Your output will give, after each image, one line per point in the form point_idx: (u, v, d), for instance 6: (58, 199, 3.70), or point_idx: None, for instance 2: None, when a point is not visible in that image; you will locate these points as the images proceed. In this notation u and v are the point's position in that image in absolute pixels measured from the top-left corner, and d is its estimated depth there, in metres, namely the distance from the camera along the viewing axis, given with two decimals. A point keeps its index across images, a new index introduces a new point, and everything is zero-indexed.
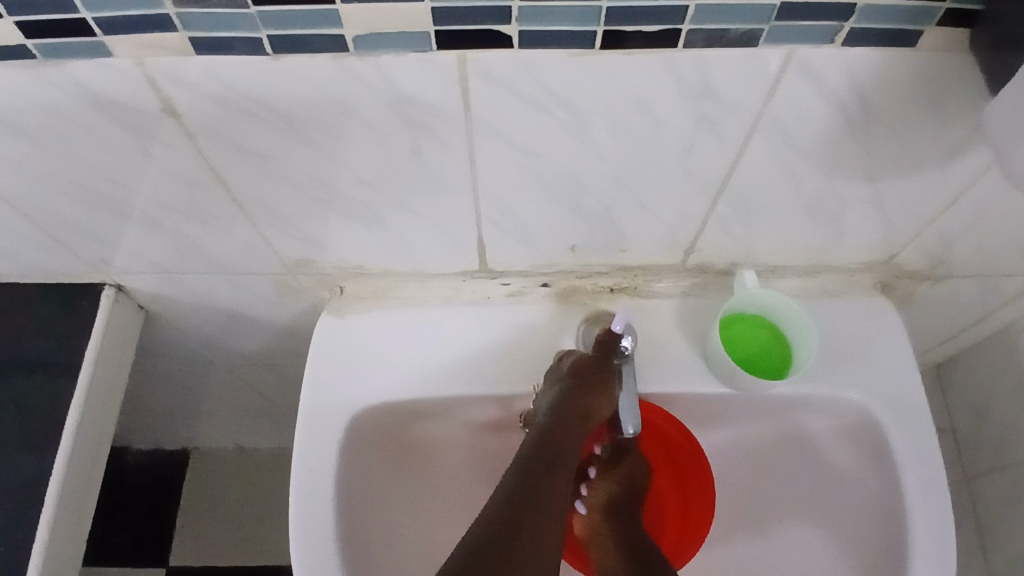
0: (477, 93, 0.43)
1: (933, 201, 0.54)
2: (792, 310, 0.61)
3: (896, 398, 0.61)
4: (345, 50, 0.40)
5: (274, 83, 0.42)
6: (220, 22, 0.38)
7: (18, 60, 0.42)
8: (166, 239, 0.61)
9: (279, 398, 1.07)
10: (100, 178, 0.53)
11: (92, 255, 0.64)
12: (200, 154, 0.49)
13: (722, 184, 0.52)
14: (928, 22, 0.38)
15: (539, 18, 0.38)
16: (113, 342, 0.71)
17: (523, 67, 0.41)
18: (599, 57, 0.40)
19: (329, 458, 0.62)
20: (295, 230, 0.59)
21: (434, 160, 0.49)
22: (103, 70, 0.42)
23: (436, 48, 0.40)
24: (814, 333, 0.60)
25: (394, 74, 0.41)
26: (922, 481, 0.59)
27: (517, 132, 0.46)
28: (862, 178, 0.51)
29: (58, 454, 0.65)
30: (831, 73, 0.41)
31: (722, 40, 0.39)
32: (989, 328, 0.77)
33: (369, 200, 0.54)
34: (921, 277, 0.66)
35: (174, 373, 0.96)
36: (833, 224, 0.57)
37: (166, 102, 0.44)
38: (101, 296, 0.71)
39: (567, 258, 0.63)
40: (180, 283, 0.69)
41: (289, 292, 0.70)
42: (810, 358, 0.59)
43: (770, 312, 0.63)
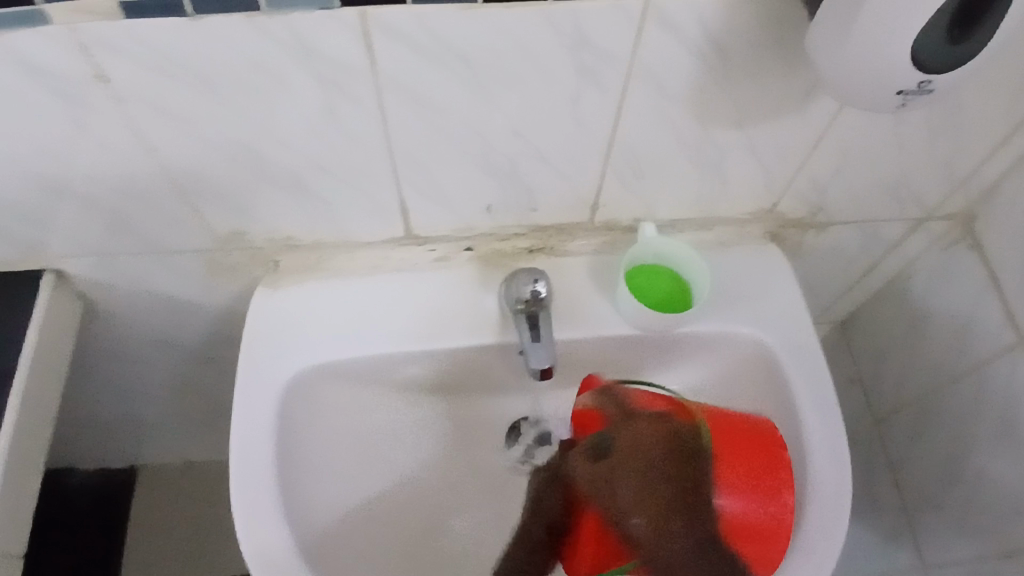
0: (380, 48, 0.48)
1: (800, 145, 0.61)
2: (642, 251, 0.69)
3: (784, 329, 0.68)
4: (257, 10, 0.45)
5: (198, 45, 0.47)
6: None
7: None
8: (102, 217, 0.64)
9: (223, 399, 1.08)
10: (34, 152, 0.55)
11: (29, 238, 0.66)
12: (131, 122, 0.53)
13: (613, 135, 0.58)
14: None
15: None
16: (54, 327, 0.73)
17: (417, 22, 0.46)
18: (483, 11, 0.46)
19: (268, 418, 0.64)
20: (226, 200, 0.62)
21: (350, 119, 0.54)
22: (37, 37, 0.45)
23: (339, 5, 0.45)
24: (660, 244, 0.68)
25: (303, 30, 0.46)
26: (814, 400, 0.65)
27: (421, 87, 0.51)
28: (733, 126, 0.58)
29: (4, 426, 0.66)
30: (685, 21, 0.48)
31: None
32: (877, 279, 0.85)
33: (294, 165, 0.59)
34: (806, 226, 0.73)
35: (116, 377, 0.97)
36: (716, 173, 0.64)
37: (97, 68, 0.48)
38: (40, 283, 0.72)
39: (484, 220, 0.68)
40: (119, 267, 0.72)
41: (225, 271, 0.74)
42: (682, 255, 0.68)
43: (643, 270, 0.69)
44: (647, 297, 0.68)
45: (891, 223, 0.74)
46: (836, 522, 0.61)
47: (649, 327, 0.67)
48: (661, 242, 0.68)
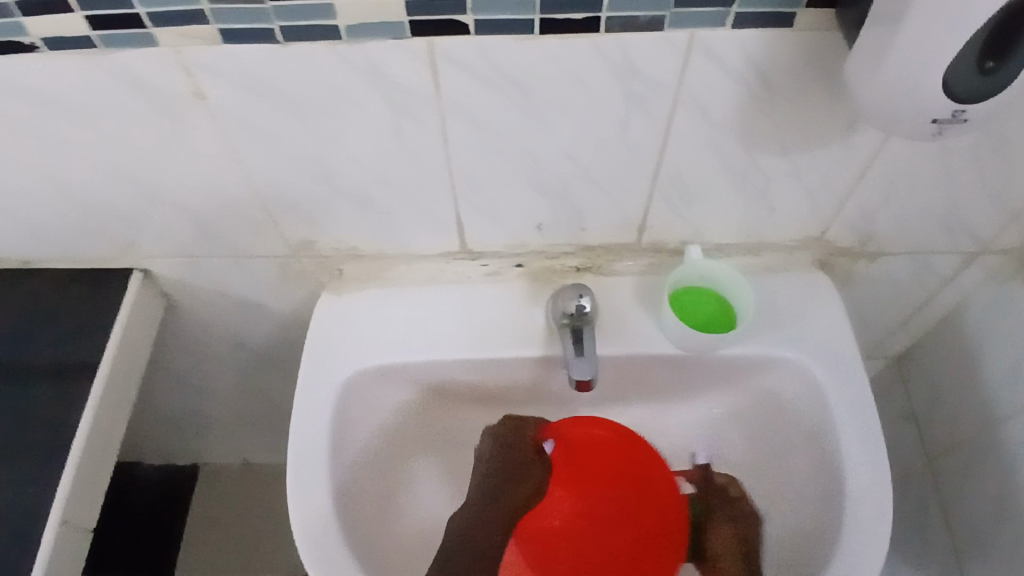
0: (444, 74, 0.52)
1: (846, 173, 0.62)
2: (680, 275, 0.71)
3: (829, 356, 0.68)
4: (337, 39, 0.50)
5: (283, 68, 0.52)
6: (243, 15, 0.48)
7: (81, 48, 0.52)
8: (188, 222, 0.71)
9: (284, 402, 1.14)
10: (136, 160, 0.62)
11: (125, 238, 0.74)
12: (221, 136, 0.59)
13: (659, 159, 0.61)
14: (798, 5, 0.47)
15: (489, 8, 0.48)
16: (138, 320, 0.80)
17: (478, 50, 0.50)
18: (538, 41, 0.50)
19: (324, 416, 0.69)
20: (299, 210, 0.68)
21: (414, 138, 0.59)
22: (148, 58, 0.52)
23: (409, 35, 0.49)
24: (695, 266, 0.70)
25: (376, 57, 0.51)
26: (857, 427, 0.65)
27: (479, 111, 0.56)
28: (778, 152, 0.60)
29: (88, 401, 0.73)
30: (729, 51, 0.50)
31: (636, 26, 0.49)
32: (932, 313, 0.83)
33: (361, 180, 0.64)
34: (856, 255, 0.74)
35: (189, 375, 1.04)
36: (762, 198, 0.65)
37: (196, 87, 0.54)
38: (129, 279, 0.80)
39: (535, 237, 0.71)
40: (200, 268, 0.79)
41: (294, 277, 0.79)
42: (717, 272, 0.70)
43: (685, 293, 0.71)
44: (696, 319, 0.69)
45: (946, 255, 0.73)
46: (877, 552, 0.60)
47: (691, 347, 0.69)
48: (696, 264, 0.70)
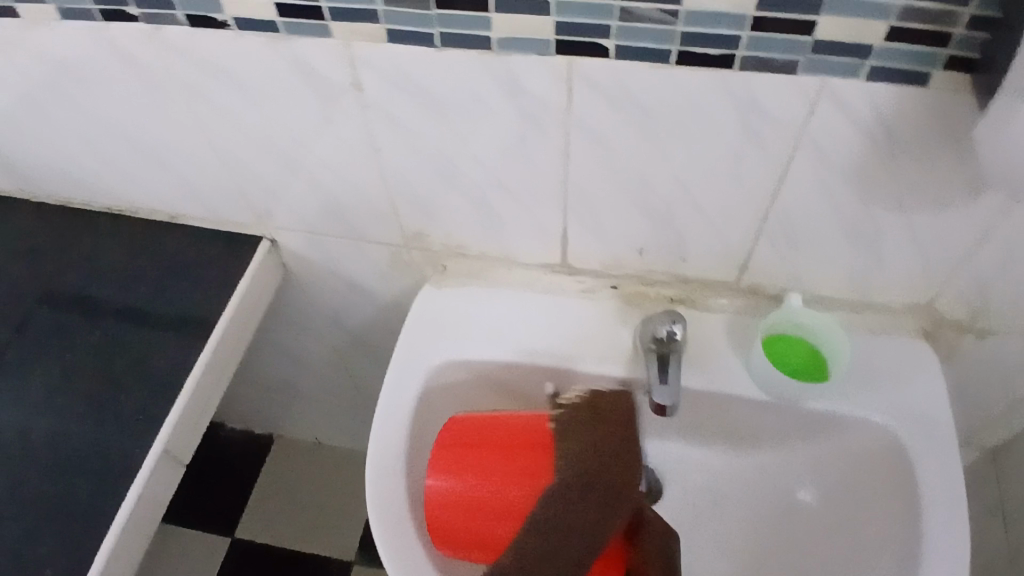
0: (578, 94, 0.56)
1: (964, 240, 0.61)
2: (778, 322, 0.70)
3: (921, 427, 0.66)
4: (488, 49, 0.55)
5: (432, 70, 0.57)
6: (409, 18, 0.54)
7: (266, 33, 0.59)
8: (320, 199, 0.77)
9: (366, 388, 1.20)
10: (289, 137, 0.69)
11: (263, 208, 0.82)
12: (368, 126, 0.65)
13: (772, 201, 0.62)
14: (934, 65, 0.48)
15: (631, 36, 0.51)
16: (259, 284, 0.88)
17: (615, 74, 0.54)
18: (671, 72, 0.53)
19: (409, 401, 0.73)
20: (419, 202, 0.73)
21: (538, 150, 0.62)
22: (321, 48, 0.59)
23: (554, 51, 0.54)
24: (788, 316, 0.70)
25: (519, 70, 0.55)
26: (941, 503, 0.63)
27: (604, 131, 0.59)
28: (895, 209, 0.60)
29: (206, 347, 0.80)
30: (859, 103, 0.52)
31: (769, 67, 0.51)
32: None
33: (481, 182, 0.68)
34: (965, 330, 0.71)
35: (286, 345, 1.12)
36: (873, 254, 0.65)
37: (355, 79, 0.60)
38: (259, 245, 0.88)
39: (635, 261, 0.74)
40: (321, 245, 0.86)
41: (402, 266, 0.85)
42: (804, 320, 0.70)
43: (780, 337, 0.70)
44: (790, 365, 0.68)
45: None
46: None
47: (776, 392, 0.68)
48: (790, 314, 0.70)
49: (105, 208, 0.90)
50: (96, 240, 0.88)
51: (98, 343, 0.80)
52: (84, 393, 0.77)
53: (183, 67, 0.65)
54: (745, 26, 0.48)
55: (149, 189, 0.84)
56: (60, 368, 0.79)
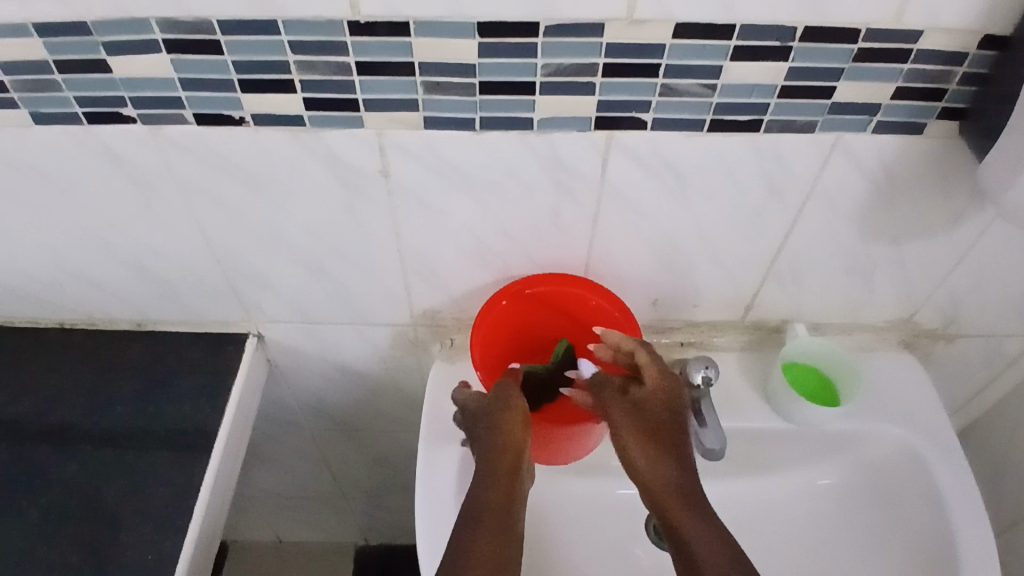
0: (613, 163, 0.59)
1: (942, 261, 0.69)
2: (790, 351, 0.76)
3: (926, 433, 0.74)
4: (529, 128, 0.56)
5: (468, 150, 0.58)
6: (451, 105, 0.55)
7: (289, 126, 0.58)
8: (324, 286, 0.74)
9: (344, 475, 1.13)
10: (299, 227, 0.67)
11: (254, 302, 0.77)
12: (390, 209, 0.64)
13: (781, 243, 0.67)
14: (930, 116, 0.56)
15: (670, 109, 0.55)
16: (250, 384, 0.82)
17: (651, 144, 0.57)
18: (704, 138, 0.57)
19: (450, 486, 0.70)
20: (433, 279, 0.72)
21: (567, 218, 0.64)
22: (351, 138, 0.58)
23: (594, 128, 0.56)
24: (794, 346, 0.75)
25: (558, 144, 0.57)
26: (960, 500, 0.70)
27: (635, 196, 0.62)
28: (886, 240, 0.67)
29: (209, 467, 0.72)
30: (866, 154, 0.58)
31: (791, 128, 0.56)
32: (1000, 394, 0.89)
33: (504, 253, 0.68)
34: (938, 336, 0.80)
35: (259, 444, 1.04)
36: (864, 282, 0.72)
37: (384, 165, 0.60)
38: (245, 343, 0.82)
39: (649, 312, 0.76)
40: (315, 333, 0.82)
41: (404, 345, 0.83)
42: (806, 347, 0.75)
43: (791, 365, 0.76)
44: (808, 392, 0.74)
45: (1017, 338, 0.80)
46: None
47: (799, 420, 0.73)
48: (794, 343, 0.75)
49: (55, 321, 0.82)
50: (54, 360, 0.79)
51: (79, 474, 0.71)
52: (73, 539, 0.68)
53: (184, 166, 0.61)
54: (773, 94, 0.54)
55: (119, 293, 0.77)
56: (38, 513, 0.69)
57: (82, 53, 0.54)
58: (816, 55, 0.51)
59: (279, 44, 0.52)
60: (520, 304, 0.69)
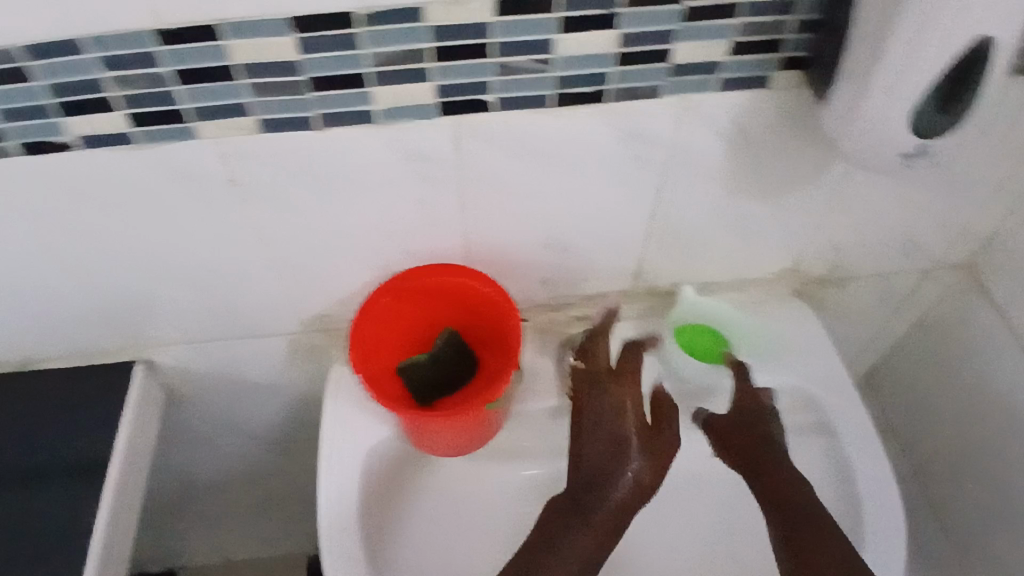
0: (468, 148, 0.58)
1: (818, 209, 0.70)
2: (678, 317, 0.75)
3: (822, 378, 0.75)
4: (372, 121, 0.54)
5: (315, 150, 0.56)
6: (284, 105, 0.52)
7: (119, 144, 0.54)
8: (202, 303, 0.71)
9: (276, 492, 1.10)
10: (158, 246, 0.64)
11: (133, 327, 0.74)
12: (249, 217, 0.61)
13: (656, 209, 0.67)
14: (773, 69, 0.55)
15: (511, 87, 0.53)
16: (145, 411, 0.79)
17: (501, 124, 0.56)
18: (553, 113, 0.56)
19: (348, 495, 0.68)
20: (314, 282, 0.70)
21: (435, 207, 0.63)
22: (188, 150, 0.55)
23: (438, 114, 0.54)
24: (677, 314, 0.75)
25: (406, 134, 0.56)
26: (858, 440, 0.72)
27: (498, 178, 0.61)
28: (757, 195, 0.67)
29: (101, 503, 0.68)
30: (717, 112, 0.58)
31: (638, 95, 0.55)
32: (898, 330, 0.91)
33: (380, 249, 0.67)
34: (827, 283, 0.81)
35: (177, 472, 1.00)
36: (746, 238, 0.73)
37: (230, 173, 0.57)
38: (134, 370, 0.78)
39: (541, 291, 0.76)
40: (207, 352, 0.79)
41: (302, 353, 0.80)
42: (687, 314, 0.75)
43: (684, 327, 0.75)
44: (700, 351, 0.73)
45: (902, 275, 0.82)
46: (894, 552, 0.66)
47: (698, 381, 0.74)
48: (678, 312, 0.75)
49: None
50: None
51: None
52: None
53: (18, 195, 0.57)
54: (612, 63, 0.53)
55: None
56: None
57: None
58: (645, 19, 0.50)
59: (91, 62, 0.49)
60: (401, 297, 0.67)
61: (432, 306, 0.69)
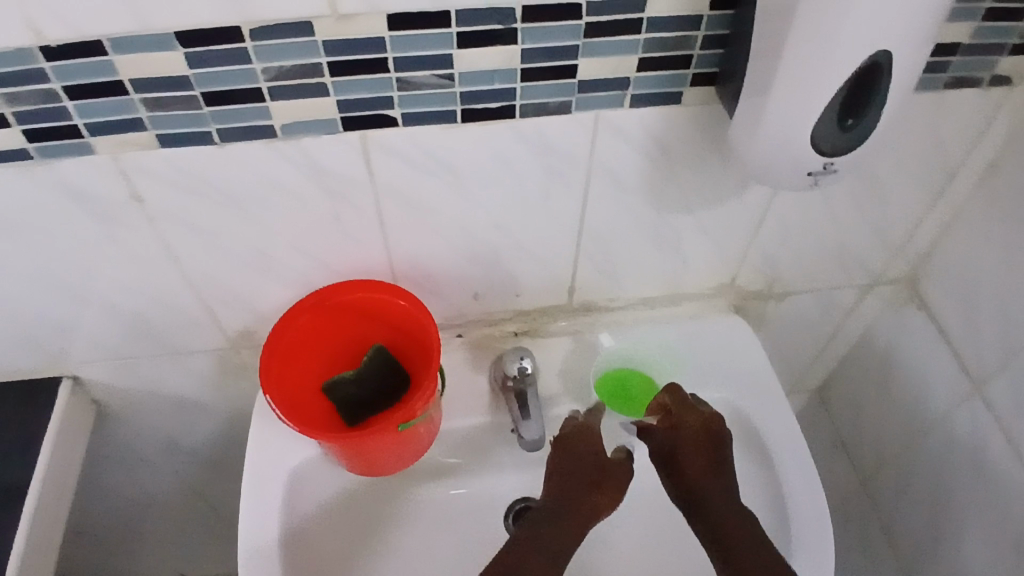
0: (377, 163, 0.57)
1: (746, 223, 0.70)
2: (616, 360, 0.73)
3: (758, 393, 0.74)
4: (274, 136, 0.53)
5: (219, 167, 0.55)
6: (181, 121, 0.51)
7: (14, 161, 0.53)
8: (122, 320, 0.70)
9: (224, 511, 1.08)
10: (69, 264, 0.62)
11: (53, 346, 0.72)
12: (159, 235, 0.60)
13: (582, 224, 0.66)
14: (683, 84, 0.55)
15: (414, 103, 0.52)
16: (71, 430, 0.77)
17: (409, 139, 0.55)
18: (462, 128, 0.55)
19: (270, 516, 0.67)
20: (236, 300, 0.69)
21: (351, 223, 0.62)
22: (86, 166, 0.54)
23: (342, 129, 0.53)
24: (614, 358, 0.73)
25: (311, 149, 0.54)
26: (791, 457, 0.71)
27: (412, 193, 0.60)
28: (684, 209, 0.66)
29: (18, 531, 0.68)
30: (631, 127, 0.57)
31: (547, 110, 0.55)
32: (844, 344, 0.91)
33: (299, 265, 0.65)
34: (767, 297, 0.81)
35: (112, 498, 0.98)
36: (678, 253, 0.72)
37: (133, 190, 0.56)
38: (59, 388, 0.77)
39: (473, 305, 0.75)
40: (133, 370, 0.77)
41: (233, 370, 0.79)
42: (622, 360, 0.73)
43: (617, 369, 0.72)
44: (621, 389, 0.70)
45: (842, 289, 0.81)
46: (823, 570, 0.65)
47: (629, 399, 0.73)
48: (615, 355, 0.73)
49: None
50: None
51: None
52: None
53: None
54: (516, 79, 0.52)
55: None
56: None
57: None
58: (544, 35, 0.49)
59: None
60: (320, 314, 0.66)
61: (342, 322, 0.68)
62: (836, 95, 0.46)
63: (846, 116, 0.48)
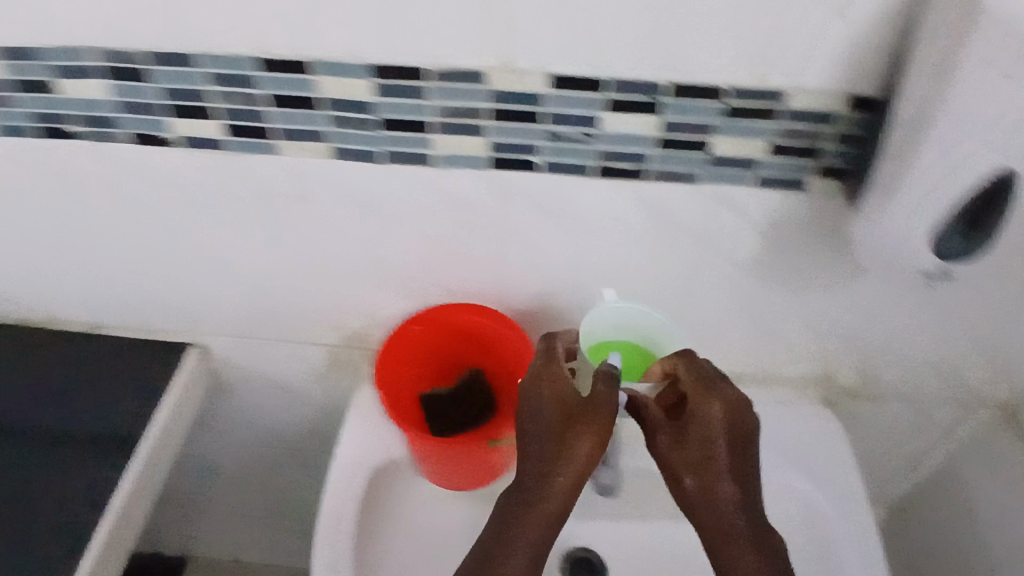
0: (510, 200, 0.62)
1: (847, 315, 0.71)
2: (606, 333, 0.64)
3: (834, 488, 0.74)
4: (425, 162, 0.60)
5: (377, 181, 0.62)
6: (355, 137, 0.59)
7: (211, 148, 0.62)
8: (258, 301, 0.78)
9: (289, 499, 1.14)
10: (231, 243, 0.71)
11: (194, 312, 0.81)
12: (311, 231, 0.68)
13: (687, 289, 0.69)
14: (807, 173, 0.58)
15: (559, 154, 0.58)
16: (190, 391, 0.85)
17: (545, 184, 0.60)
18: (596, 182, 0.60)
19: (350, 503, 0.71)
20: (359, 302, 0.76)
21: (476, 250, 0.67)
22: (269, 162, 0.62)
23: (489, 165, 0.60)
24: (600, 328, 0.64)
25: (458, 179, 0.61)
26: (859, 558, 0.70)
27: (536, 233, 0.65)
28: (790, 292, 0.69)
29: (128, 469, 0.74)
30: (752, 205, 0.61)
31: (673, 176, 0.59)
32: (930, 461, 0.88)
33: (421, 279, 0.71)
34: (856, 394, 0.80)
35: (195, 457, 1.05)
36: (776, 333, 0.74)
37: (302, 189, 0.64)
38: (185, 352, 0.85)
39: None
40: (253, 348, 0.85)
41: (336, 366, 0.86)
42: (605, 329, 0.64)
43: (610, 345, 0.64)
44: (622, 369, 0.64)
45: (937, 403, 0.80)
46: None
47: None
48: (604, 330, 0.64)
49: (13, 318, 0.86)
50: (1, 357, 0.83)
51: (9, 463, 0.74)
52: None
53: (122, 176, 0.66)
54: (655, 145, 0.57)
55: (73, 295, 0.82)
56: None
57: (25, 74, 0.58)
58: (687, 109, 0.54)
59: (198, 76, 0.56)
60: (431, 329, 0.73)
61: (449, 343, 0.75)
62: (960, 210, 0.49)
63: (970, 229, 0.51)
